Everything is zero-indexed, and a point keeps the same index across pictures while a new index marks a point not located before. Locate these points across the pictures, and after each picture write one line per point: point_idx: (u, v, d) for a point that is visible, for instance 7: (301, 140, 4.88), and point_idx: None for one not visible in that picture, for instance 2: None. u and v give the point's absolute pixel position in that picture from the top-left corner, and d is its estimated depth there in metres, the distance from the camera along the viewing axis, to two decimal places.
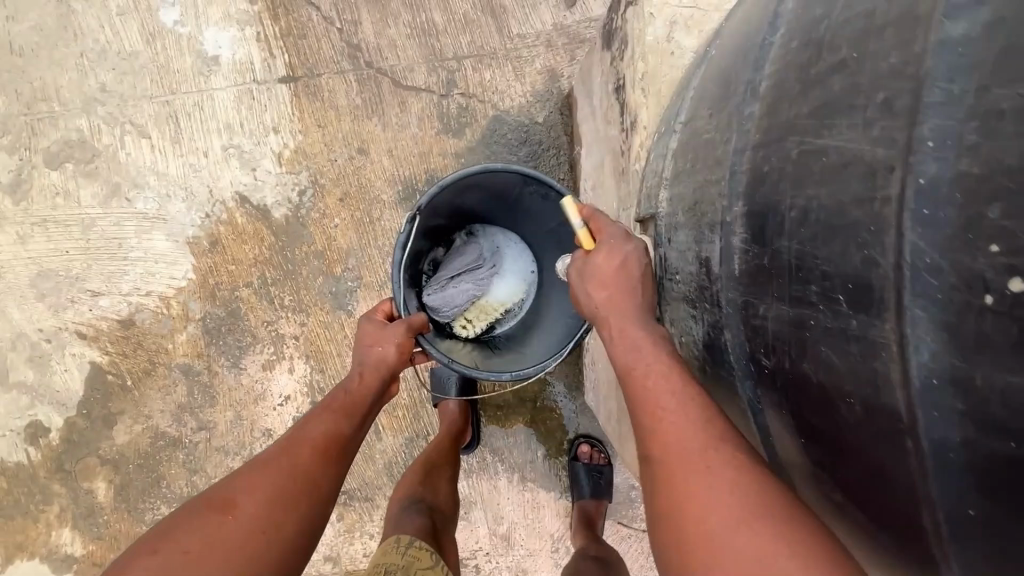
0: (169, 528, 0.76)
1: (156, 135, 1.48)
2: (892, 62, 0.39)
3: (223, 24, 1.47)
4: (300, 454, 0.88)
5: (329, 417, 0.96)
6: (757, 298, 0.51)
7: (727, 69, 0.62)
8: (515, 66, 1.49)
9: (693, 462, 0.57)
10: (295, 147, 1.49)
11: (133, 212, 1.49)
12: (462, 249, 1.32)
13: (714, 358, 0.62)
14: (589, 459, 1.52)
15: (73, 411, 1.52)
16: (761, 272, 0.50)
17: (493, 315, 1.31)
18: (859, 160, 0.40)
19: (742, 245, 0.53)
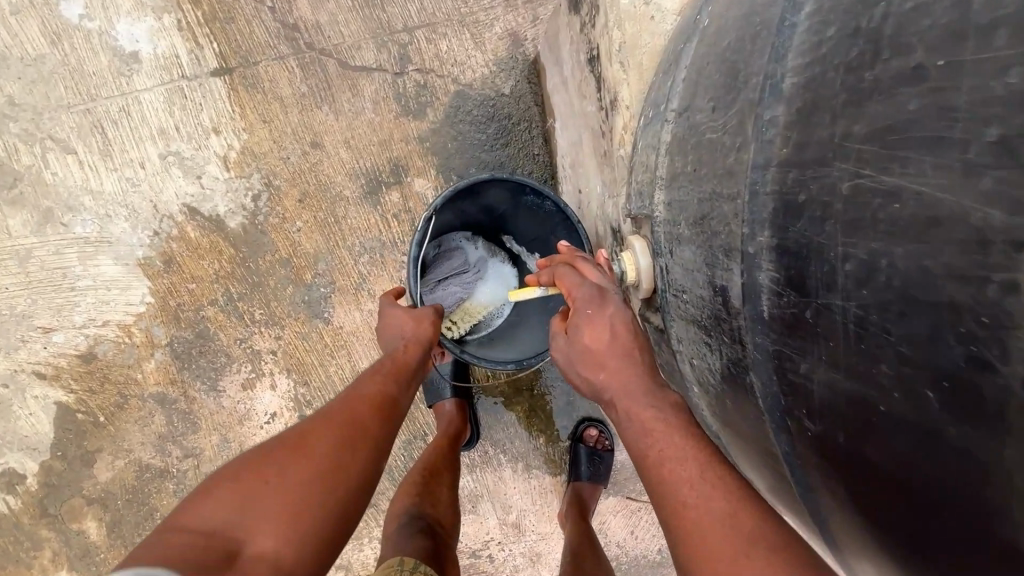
0: (232, 469, 0.71)
1: (82, 149, 1.33)
2: (1006, 83, 0.31)
3: (137, 14, 1.30)
4: (357, 409, 0.84)
5: (382, 379, 0.93)
6: (797, 352, 0.44)
7: (733, 53, 0.53)
8: (473, 32, 1.35)
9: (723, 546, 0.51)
10: (241, 147, 1.35)
11: (72, 238, 1.35)
12: (452, 248, 1.24)
13: (729, 389, 0.56)
14: (592, 443, 1.49)
15: (47, 454, 1.44)
16: (800, 323, 0.44)
17: (477, 318, 1.26)
18: (962, 219, 0.33)
19: (772, 286, 0.46)
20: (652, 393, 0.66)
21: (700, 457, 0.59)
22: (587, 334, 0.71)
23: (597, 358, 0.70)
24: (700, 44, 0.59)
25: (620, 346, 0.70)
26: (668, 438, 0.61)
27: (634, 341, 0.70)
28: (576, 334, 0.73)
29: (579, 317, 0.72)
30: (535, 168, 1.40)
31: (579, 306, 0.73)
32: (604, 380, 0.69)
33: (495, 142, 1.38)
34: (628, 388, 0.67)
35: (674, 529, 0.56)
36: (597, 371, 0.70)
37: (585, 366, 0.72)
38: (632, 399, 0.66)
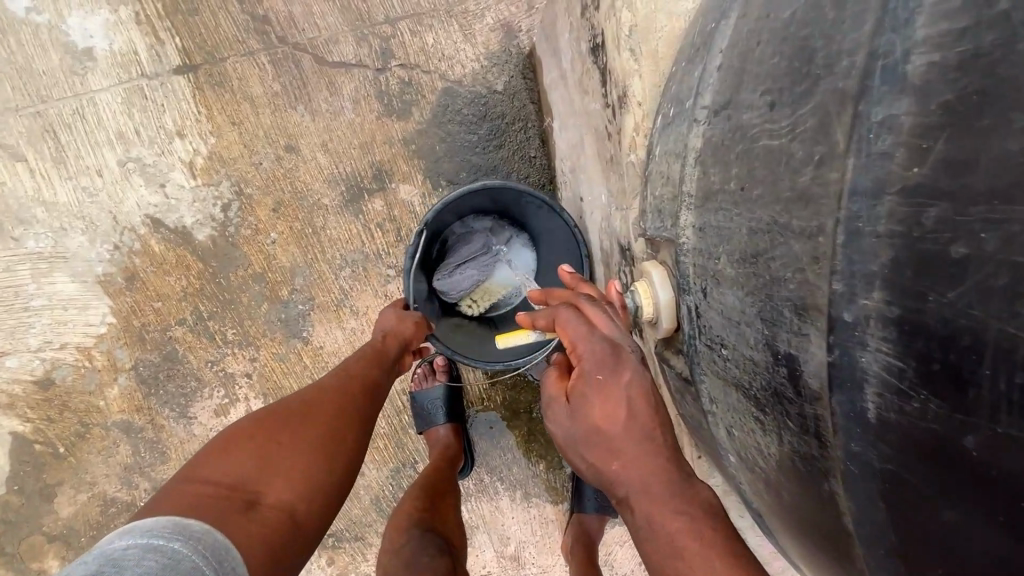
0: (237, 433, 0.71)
1: (33, 157, 1.21)
2: None
3: (90, 7, 1.17)
4: (355, 379, 0.85)
5: (368, 360, 0.91)
6: (914, 473, 0.35)
7: (795, 37, 0.41)
8: (462, 23, 1.22)
9: None
10: (208, 153, 1.23)
11: (25, 255, 1.24)
12: (471, 230, 1.20)
13: (791, 478, 0.45)
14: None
15: (4, 488, 1.32)
16: (933, 440, 0.33)
17: (497, 298, 1.22)
18: None
19: (884, 375, 0.35)
20: (675, 492, 0.53)
21: None
22: (594, 408, 0.58)
23: (609, 439, 0.57)
24: (743, 23, 0.47)
25: (637, 426, 0.57)
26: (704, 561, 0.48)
27: (654, 420, 0.57)
28: (578, 405, 0.60)
29: (586, 385, 0.59)
30: (532, 171, 1.28)
31: (586, 370, 0.60)
32: (618, 469, 0.56)
33: (487, 144, 1.26)
34: (643, 483, 0.54)
35: None
36: (608, 456, 0.57)
37: (589, 448, 0.59)
38: (653, 501, 0.53)
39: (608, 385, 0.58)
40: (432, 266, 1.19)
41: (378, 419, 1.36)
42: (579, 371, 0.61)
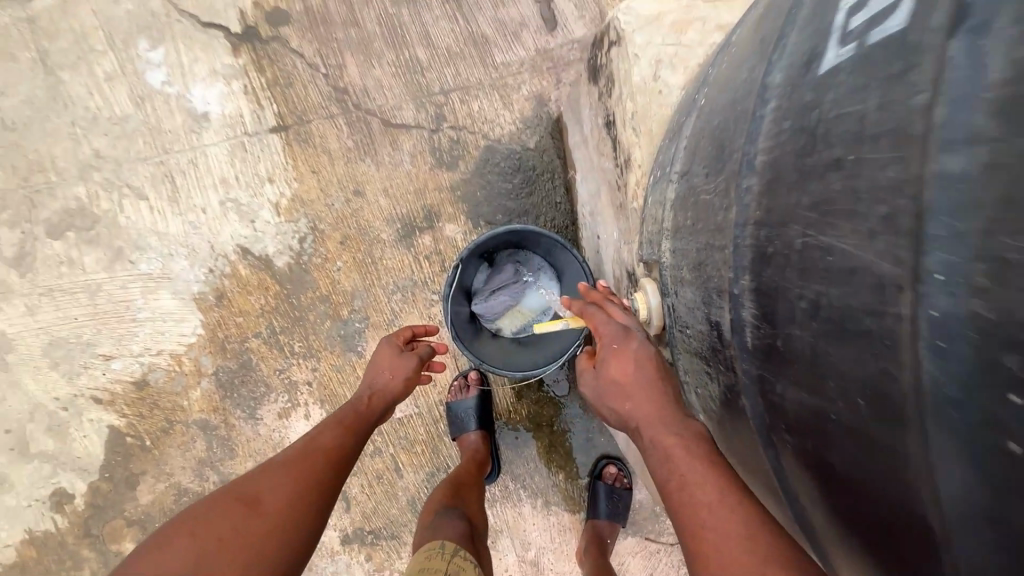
0: (183, 524, 0.77)
1: (154, 196, 1.49)
2: (890, 174, 0.36)
3: (210, 80, 1.47)
4: (322, 453, 0.91)
5: (339, 430, 0.97)
6: (773, 375, 0.49)
7: (718, 129, 0.60)
8: (502, 94, 1.49)
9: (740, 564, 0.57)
10: (291, 196, 1.49)
11: (138, 274, 1.50)
12: (502, 264, 1.42)
13: (726, 409, 0.62)
14: (613, 481, 1.51)
15: (96, 475, 1.53)
16: (775, 351, 0.48)
17: (526, 321, 1.43)
18: (868, 270, 0.37)
19: (753, 321, 0.50)
20: (675, 423, 0.72)
21: (719, 480, 0.64)
22: (612, 369, 0.80)
23: (623, 390, 0.78)
24: (698, 120, 0.68)
25: (643, 378, 0.77)
26: (689, 464, 0.67)
27: (656, 374, 0.77)
28: (602, 371, 0.82)
29: (606, 353, 0.81)
30: (558, 215, 1.51)
31: (606, 343, 0.82)
32: (630, 410, 0.76)
33: (520, 192, 1.49)
34: (649, 420, 0.74)
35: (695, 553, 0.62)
36: (624, 402, 0.78)
37: (610, 399, 0.80)
38: (654, 430, 0.72)
39: (621, 351, 0.80)
40: (471, 294, 1.41)
41: (417, 426, 1.55)
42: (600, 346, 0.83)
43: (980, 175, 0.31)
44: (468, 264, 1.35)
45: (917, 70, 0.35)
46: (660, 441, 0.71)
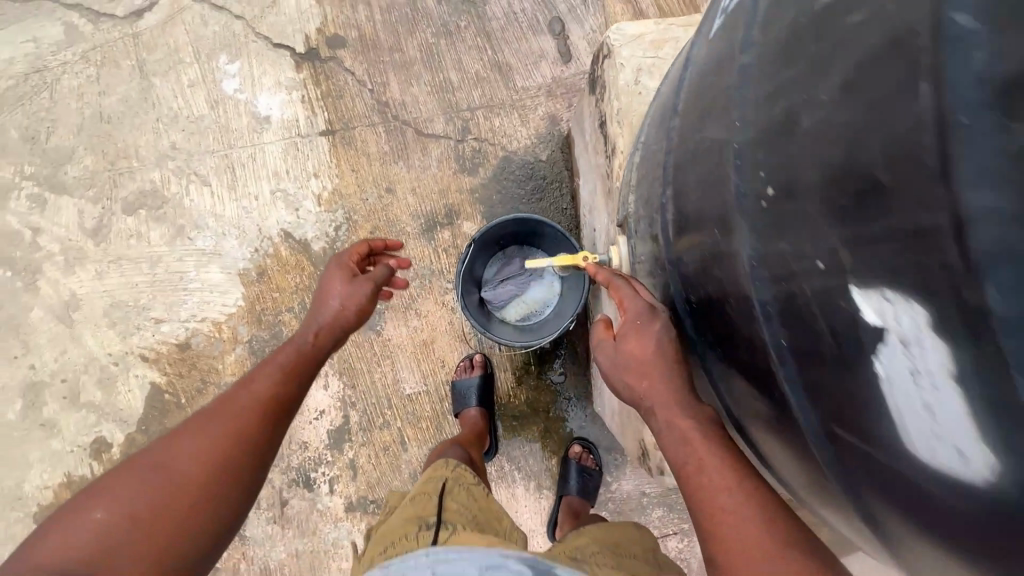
0: (114, 478, 0.85)
1: (216, 183, 1.72)
2: (725, 80, 0.56)
3: (274, 90, 1.73)
4: (255, 402, 0.96)
5: (277, 375, 1.01)
6: (689, 257, 0.64)
7: (664, 100, 0.78)
8: (520, 113, 1.71)
9: (750, 545, 0.75)
10: (331, 190, 1.71)
11: (194, 249, 1.71)
12: (510, 258, 1.61)
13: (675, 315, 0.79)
14: (579, 459, 1.62)
15: (133, 426, 1.69)
16: (688, 236, 0.63)
17: (530, 309, 1.59)
18: (721, 145, 0.54)
19: (678, 220, 0.66)
20: (685, 407, 0.88)
21: (730, 464, 0.82)
22: (634, 350, 0.95)
23: (643, 369, 0.93)
24: (657, 104, 0.87)
25: (659, 360, 0.92)
26: (705, 449, 0.84)
27: (671, 357, 0.92)
28: (624, 347, 0.97)
29: (628, 332, 0.96)
30: (563, 219, 1.69)
31: (628, 323, 0.96)
32: (648, 389, 0.92)
33: (531, 197, 1.69)
34: (667, 409, 0.89)
35: (709, 526, 0.80)
36: (642, 380, 0.93)
37: (631, 375, 0.95)
38: (672, 414, 0.88)
39: (640, 331, 0.94)
40: (482, 283, 1.60)
41: (424, 403, 1.69)
42: (623, 324, 0.97)
43: (753, 62, 0.51)
44: (481, 253, 1.53)
45: (739, 22, 0.56)
46: (678, 431, 0.86)
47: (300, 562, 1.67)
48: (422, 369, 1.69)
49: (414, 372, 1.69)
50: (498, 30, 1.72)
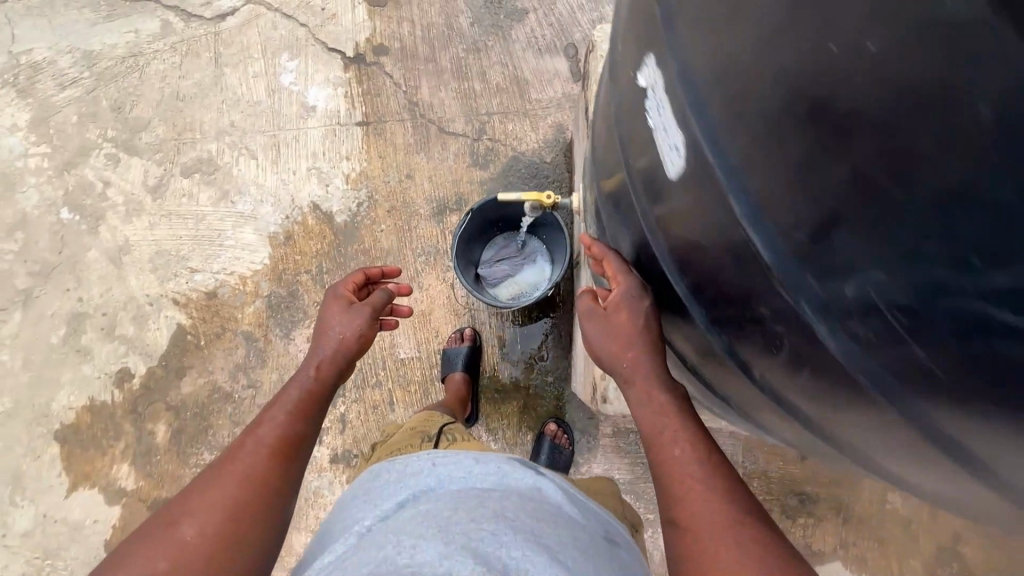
0: (130, 551, 0.82)
1: (262, 157, 1.98)
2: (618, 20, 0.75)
3: (323, 85, 2.01)
4: (264, 449, 0.94)
5: (286, 418, 1.00)
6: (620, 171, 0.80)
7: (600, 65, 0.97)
8: (532, 120, 1.93)
9: (709, 514, 0.86)
10: (359, 171, 1.94)
11: (235, 211, 1.95)
12: (506, 241, 1.77)
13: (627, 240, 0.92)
14: (552, 437, 1.71)
15: (155, 361, 1.88)
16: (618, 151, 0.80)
17: (521, 288, 1.73)
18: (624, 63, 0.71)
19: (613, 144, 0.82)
20: (662, 382, 0.97)
21: (698, 440, 0.93)
22: (620, 324, 0.99)
23: (625, 341, 0.99)
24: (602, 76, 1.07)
25: (640, 334, 0.97)
26: (677, 425, 0.95)
27: (651, 334, 0.96)
28: (609, 318, 1.01)
29: (614, 304, 0.99)
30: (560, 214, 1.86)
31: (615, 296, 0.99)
32: (629, 362, 1.00)
33: None
34: (644, 385, 0.98)
35: (673, 492, 0.90)
36: (624, 352, 1.00)
37: (615, 347, 1.02)
38: (650, 389, 0.98)
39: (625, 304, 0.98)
40: (478, 261, 1.75)
41: (416, 368, 1.82)
42: (614, 296, 0.98)
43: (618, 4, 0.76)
44: (479, 230, 1.69)
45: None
46: (655, 407, 0.97)
47: None
48: (417, 337, 1.84)
49: (410, 339, 1.84)
50: (520, 50, 1.98)
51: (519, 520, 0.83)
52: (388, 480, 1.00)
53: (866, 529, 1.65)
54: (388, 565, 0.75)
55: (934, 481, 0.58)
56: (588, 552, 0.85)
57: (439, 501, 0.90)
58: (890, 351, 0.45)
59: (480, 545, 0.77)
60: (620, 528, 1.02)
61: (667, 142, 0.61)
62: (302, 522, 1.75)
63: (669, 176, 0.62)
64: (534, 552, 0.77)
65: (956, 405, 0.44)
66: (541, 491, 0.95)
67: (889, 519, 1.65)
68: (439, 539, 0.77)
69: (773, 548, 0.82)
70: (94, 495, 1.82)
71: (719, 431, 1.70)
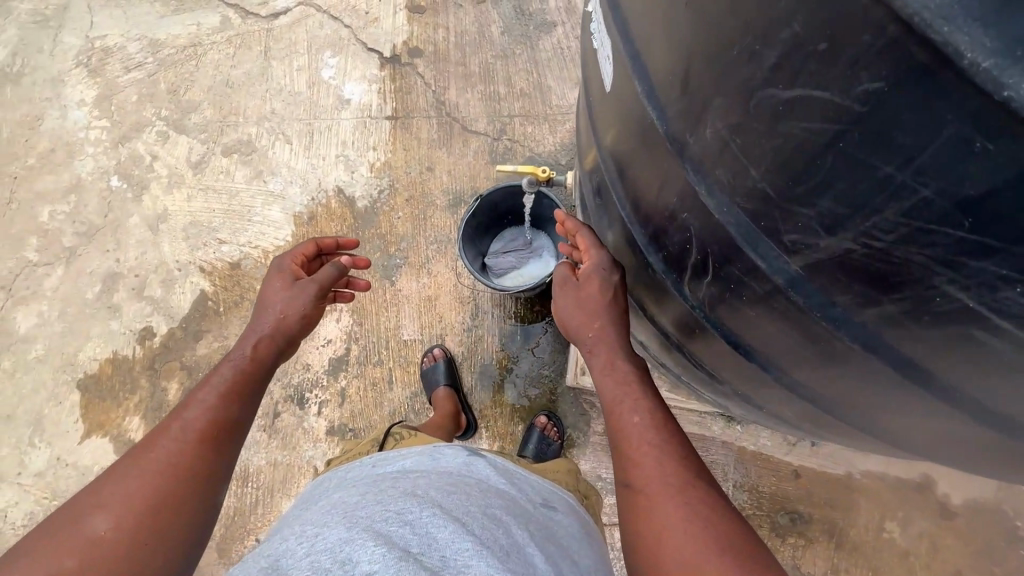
0: (38, 540, 0.83)
1: (297, 143, 2.12)
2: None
3: (359, 81, 2.15)
4: (190, 436, 0.95)
5: (218, 403, 1.01)
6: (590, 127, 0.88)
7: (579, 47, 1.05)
8: (551, 124, 2.02)
9: (660, 476, 0.85)
10: (383, 161, 2.05)
11: (266, 190, 2.08)
12: (513, 235, 1.84)
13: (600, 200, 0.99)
14: (542, 428, 1.72)
15: (176, 323, 1.99)
16: (588, 108, 0.87)
17: (524, 279, 1.78)
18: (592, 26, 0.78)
19: (584, 104, 0.90)
20: (626, 353, 1.00)
21: (655, 408, 0.94)
22: (590, 295, 1.01)
23: (594, 310, 1.00)
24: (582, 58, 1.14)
25: (609, 304, 0.99)
26: (636, 393, 0.95)
27: (619, 305, 0.99)
28: (580, 291, 1.03)
29: (585, 276, 1.01)
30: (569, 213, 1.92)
31: (586, 269, 1.02)
32: (597, 330, 1.01)
33: None
34: (608, 357, 1.00)
35: (627, 456, 0.90)
36: (593, 321, 1.01)
37: (584, 317, 1.02)
38: (614, 358, 0.99)
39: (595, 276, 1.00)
40: (485, 251, 1.81)
41: (417, 350, 1.88)
42: (585, 267, 1.02)
43: None
44: (486, 219, 1.75)
45: None
46: (616, 378, 0.97)
47: (275, 472, 1.81)
48: (421, 320, 1.89)
49: (414, 322, 1.90)
50: (545, 59, 2.08)
51: (428, 497, 0.81)
52: (327, 486, 0.97)
53: (861, 558, 1.57)
54: (290, 557, 0.72)
55: (871, 392, 0.62)
56: (503, 515, 0.83)
57: (354, 488, 0.89)
58: (738, 185, 0.55)
59: (381, 525, 0.73)
60: (562, 495, 1.04)
61: (603, 55, 0.73)
62: (292, 489, 1.79)
63: (605, 90, 0.75)
64: (441, 525, 0.74)
65: (787, 223, 0.53)
66: (461, 468, 0.94)
67: (886, 550, 1.57)
68: (342, 524, 0.74)
69: (721, 514, 0.81)
70: (105, 443, 1.91)
71: (711, 438, 1.68)
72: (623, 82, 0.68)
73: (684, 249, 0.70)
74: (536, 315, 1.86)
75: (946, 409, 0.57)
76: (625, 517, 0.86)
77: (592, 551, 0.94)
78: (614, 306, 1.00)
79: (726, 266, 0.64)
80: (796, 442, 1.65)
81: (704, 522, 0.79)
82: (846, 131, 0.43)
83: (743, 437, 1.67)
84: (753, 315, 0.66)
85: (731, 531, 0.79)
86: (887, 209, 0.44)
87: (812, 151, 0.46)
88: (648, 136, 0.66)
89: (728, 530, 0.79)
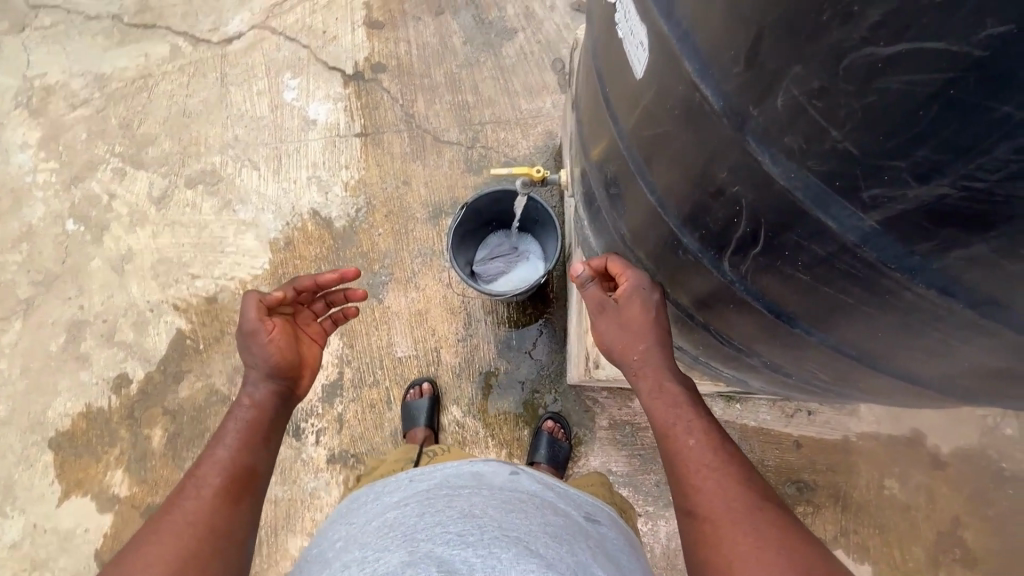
0: None
1: (265, 168, 2.06)
2: None
3: (323, 100, 2.11)
4: (210, 491, 0.93)
5: (232, 454, 0.99)
6: (608, 117, 0.87)
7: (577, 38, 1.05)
8: (523, 128, 2.04)
9: (722, 502, 0.88)
10: (357, 179, 2.02)
11: (236, 219, 2.01)
12: (501, 241, 1.84)
13: None
14: (550, 432, 1.72)
15: (153, 366, 1.89)
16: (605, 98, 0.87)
17: (514, 281, 1.77)
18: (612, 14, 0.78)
19: (598, 96, 0.90)
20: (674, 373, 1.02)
21: (710, 428, 0.97)
22: (631, 320, 1.02)
23: (638, 334, 1.02)
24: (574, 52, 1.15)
25: (654, 327, 1.00)
26: (689, 414, 0.99)
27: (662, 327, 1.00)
28: (621, 317, 1.04)
29: (625, 300, 1.01)
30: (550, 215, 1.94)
31: (624, 292, 1.02)
32: (644, 354, 1.02)
33: None
34: (656, 378, 1.02)
35: (687, 485, 0.92)
36: (638, 346, 1.03)
37: (627, 342, 1.04)
38: (662, 380, 1.02)
39: (636, 298, 1.00)
40: (473, 258, 1.81)
41: (414, 366, 1.85)
42: (622, 290, 1.02)
43: None
44: (472, 226, 1.75)
45: None
46: (666, 401, 1.00)
47: (276, 509, 1.73)
48: (414, 336, 1.87)
49: (406, 338, 1.87)
50: (510, 65, 2.10)
51: (487, 516, 0.79)
52: (365, 499, 0.95)
53: (870, 518, 1.63)
54: None
55: (925, 338, 0.64)
56: (562, 532, 0.82)
57: (406, 506, 0.85)
58: (807, 147, 0.54)
59: (444, 551, 0.72)
60: (607, 511, 1.04)
61: (633, 41, 0.73)
62: (297, 525, 1.72)
63: (635, 75, 0.75)
64: (504, 548, 0.73)
65: (870, 179, 0.52)
66: (508, 482, 0.91)
67: (889, 505, 1.64)
68: (404, 548, 0.74)
69: (789, 530, 0.85)
70: (86, 502, 1.79)
71: None
72: (663, 62, 0.67)
73: (738, 226, 0.70)
74: (529, 318, 1.86)
75: (998, 349, 0.60)
76: (693, 543, 0.89)
77: (641, 566, 0.93)
78: (656, 328, 1.01)
79: (782, 233, 0.65)
80: (794, 413, 1.71)
81: (779, 545, 0.82)
82: (961, 77, 0.42)
83: (744, 414, 1.72)
84: (807, 281, 0.68)
85: (803, 546, 0.83)
86: (997, 148, 0.43)
87: (911, 102, 0.46)
88: (696, 112, 0.65)
89: (801, 547, 0.82)
